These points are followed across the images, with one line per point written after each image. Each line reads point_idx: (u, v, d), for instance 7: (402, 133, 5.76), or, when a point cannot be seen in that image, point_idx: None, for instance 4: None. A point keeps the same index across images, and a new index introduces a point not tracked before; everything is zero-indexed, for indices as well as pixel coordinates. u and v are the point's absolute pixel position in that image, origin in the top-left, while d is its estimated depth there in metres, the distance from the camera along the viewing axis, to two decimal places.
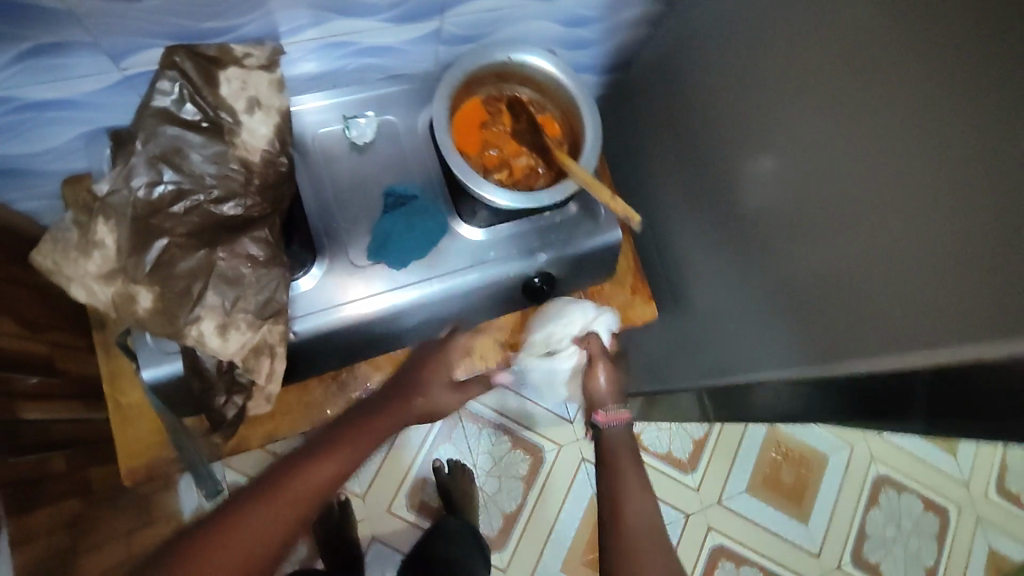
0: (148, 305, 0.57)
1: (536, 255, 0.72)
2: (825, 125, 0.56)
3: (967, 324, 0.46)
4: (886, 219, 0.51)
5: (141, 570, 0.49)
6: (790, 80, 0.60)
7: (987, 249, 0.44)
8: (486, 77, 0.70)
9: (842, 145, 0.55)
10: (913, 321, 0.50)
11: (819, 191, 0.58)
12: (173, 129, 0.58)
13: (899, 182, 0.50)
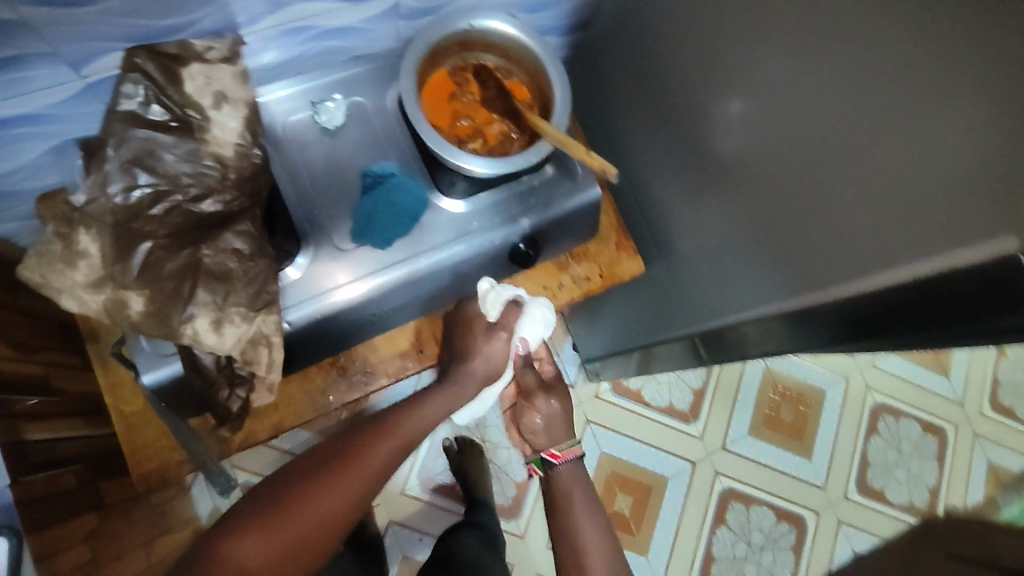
0: (140, 308, 0.57)
1: (519, 221, 0.73)
2: (790, 58, 0.57)
3: (949, 234, 0.47)
4: (860, 144, 0.52)
5: (325, 459, 0.58)
6: (751, 18, 0.60)
7: (961, 158, 0.45)
8: (450, 48, 0.70)
9: (808, 76, 0.55)
10: (897, 239, 0.51)
11: (790, 125, 0.59)
12: (143, 131, 0.59)
13: (869, 105, 0.50)
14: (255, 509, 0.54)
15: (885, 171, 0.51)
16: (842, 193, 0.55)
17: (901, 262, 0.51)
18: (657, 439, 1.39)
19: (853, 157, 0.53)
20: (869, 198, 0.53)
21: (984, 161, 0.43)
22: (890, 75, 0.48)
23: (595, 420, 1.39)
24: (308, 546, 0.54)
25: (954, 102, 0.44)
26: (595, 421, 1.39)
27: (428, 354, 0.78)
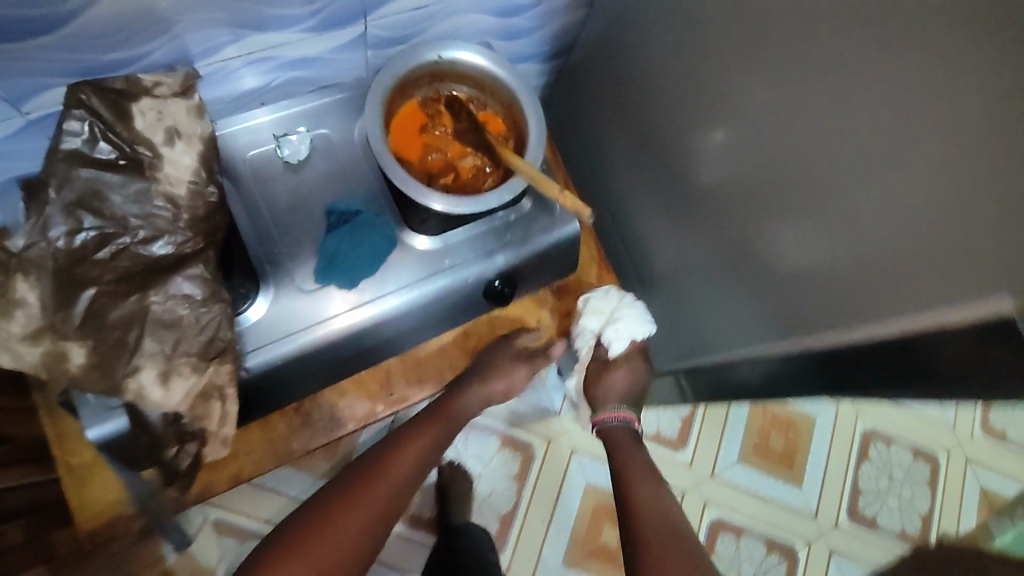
0: (82, 360, 0.54)
1: (494, 257, 0.70)
2: (770, 94, 0.54)
3: (938, 285, 0.44)
4: (843, 185, 0.50)
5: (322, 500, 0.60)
6: (730, 51, 0.58)
7: (944, 206, 0.42)
8: (420, 79, 0.67)
9: (789, 114, 0.53)
10: (886, 291, 0.48)
11: (774, 163, 0.56)
12: (88, 171, 0.55)
13: (850, 145, 0.48)
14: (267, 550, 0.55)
15: (869, 215, 0.48)
16: (826, 236, 0.52)
17: (898, 312, 0.48)
18: None
19: (838, 199, 0.50)
20: (856, 241, 0.50)
21: (966, 211, 0.41)
22: (869, 115, 0.46)
23: (582, 449, 1.32)
24: (338, 559, 0.55)
25: (934, 147, 0.42)
26: (582, 450, 1.32)
27: (398, 396, 0.76)
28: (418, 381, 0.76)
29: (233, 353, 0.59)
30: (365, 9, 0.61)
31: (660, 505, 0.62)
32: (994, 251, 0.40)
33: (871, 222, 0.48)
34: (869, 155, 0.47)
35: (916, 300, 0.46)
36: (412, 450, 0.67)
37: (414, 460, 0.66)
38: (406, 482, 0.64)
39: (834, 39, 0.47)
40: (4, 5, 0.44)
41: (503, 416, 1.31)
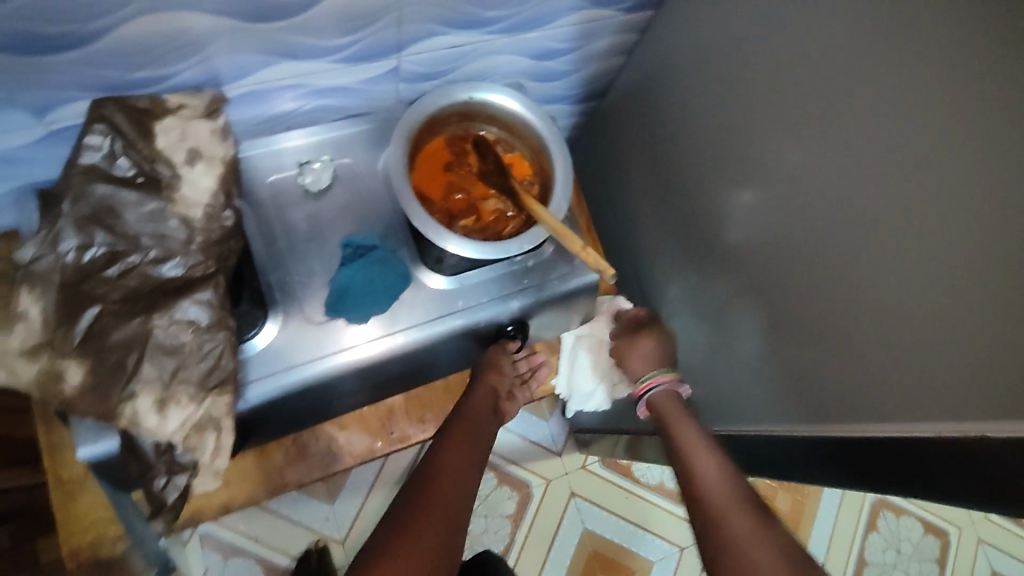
0: (77, 381, 0.52)
1: (509, 302, 0.67)
2: (807, 167, 0.53)
3: (973, 390, 0.41)
4: (876, 270, 0.47)
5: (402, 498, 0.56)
6: (768, 117, 0.56)
7: (991, 310, 0.39)
8: (449, 117, 0.66)
9: (825, 190, 0.51)
10: (913, 388, 0.45)
11: (805, 238, 0.54)
12: (105, 187, 0.54)
13: (890, 230, 0.46)
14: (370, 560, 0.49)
15: (904, 307, 0.45)
16: (856, 320, 0.50)
17: (924, 414, 0.45)
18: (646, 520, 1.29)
19: (870, 284, 0.48)
20: (885, 332, 0.47)
21: (1013, 318, 0.38)
22: (913, 202, 0.44)
23: (581, 493, 1.29)
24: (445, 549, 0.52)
25: (985, 245, 0.40)
26: (581, 494, 1.29)
27: (398, 435, 0.74)
28: (421, 421, 0.75)
29: (233, 384, 0.57)
30: (398, 44, 0.61)
31: (731, 489, 0.53)
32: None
33: (904, 314, 0.45)
34: (907, 244, 0.44)
35: (939, 402, 0.43)
36: (458, 454, 0.61)
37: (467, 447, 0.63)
38: (462, 480, 0.59)
39: (888, 124, 0.45)
40: (36, 21, 0.44)
41: (504, 452, 1.28)
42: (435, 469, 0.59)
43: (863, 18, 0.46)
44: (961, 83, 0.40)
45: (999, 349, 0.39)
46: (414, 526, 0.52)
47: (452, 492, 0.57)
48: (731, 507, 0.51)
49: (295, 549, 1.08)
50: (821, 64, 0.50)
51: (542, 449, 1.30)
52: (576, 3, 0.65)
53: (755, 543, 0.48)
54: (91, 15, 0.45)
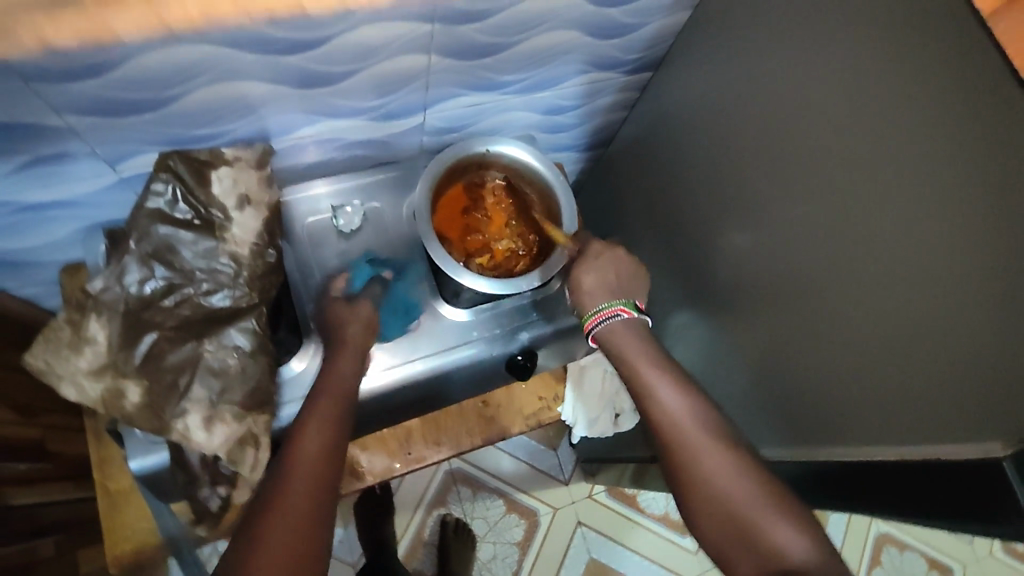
0: (137, 399, 0.59)
1: (519, 335, 0.75)
2: (785, 217, 0.59)
3: (932, 416, 0.46)
4: (848, 309, 0.53)
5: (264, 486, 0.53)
6: (752, 172, 0.63)
7: (946, 344, 0.45)
8: (468, 167, 0.74)
9: (803, 237, 0.57)
10: (886, 417, 0.51)
11: (788, 279, 0.60)
12: (166, 228, 0.61)
13: (858, 274, 0.52)
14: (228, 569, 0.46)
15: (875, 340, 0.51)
16: (831, 353, 0.55)
17: (893, 436, 0.50)
18: (650, 551, 1.32)
19: (843, 319, 0.54)
20: (862, 366, 0.52)
21: (963, 353, 0.44)
22: (878, 251, 0.49)
23: (587, 522, 1.32)
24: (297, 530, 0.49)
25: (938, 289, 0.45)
26: (587, 523, 1.32)
27: (415, 455, 0.79)
28: (436, 444, 0.80)
29: (270, 405, 0.65)
30: (425, 103, 0.69)
31: (687, 406, 0.58)
32: (986, 392, 0.42)
33: (871, 349, 0.51)
34: (875, 285, 0.50)
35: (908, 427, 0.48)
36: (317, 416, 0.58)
37: (330, 410, 0.58)
38: (328, 442, 0.56)
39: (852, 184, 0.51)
40: (123, 90, 0.52)
41: (513, 480, 1.33)
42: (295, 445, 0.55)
43: (828, 91, 0.52)
44: (907, 151, 0.46)
45: (951, 378, 0.45)
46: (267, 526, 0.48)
47: (316, 463, 0.54)
48: (710, 443, 0.55)
49: None
50: (795, 127, 0.56)
51: (549, 478, 1.34)
52: (581, 67, 0.73)
53: (733, 476, 0.53)
54: (167, 85, 0.53)
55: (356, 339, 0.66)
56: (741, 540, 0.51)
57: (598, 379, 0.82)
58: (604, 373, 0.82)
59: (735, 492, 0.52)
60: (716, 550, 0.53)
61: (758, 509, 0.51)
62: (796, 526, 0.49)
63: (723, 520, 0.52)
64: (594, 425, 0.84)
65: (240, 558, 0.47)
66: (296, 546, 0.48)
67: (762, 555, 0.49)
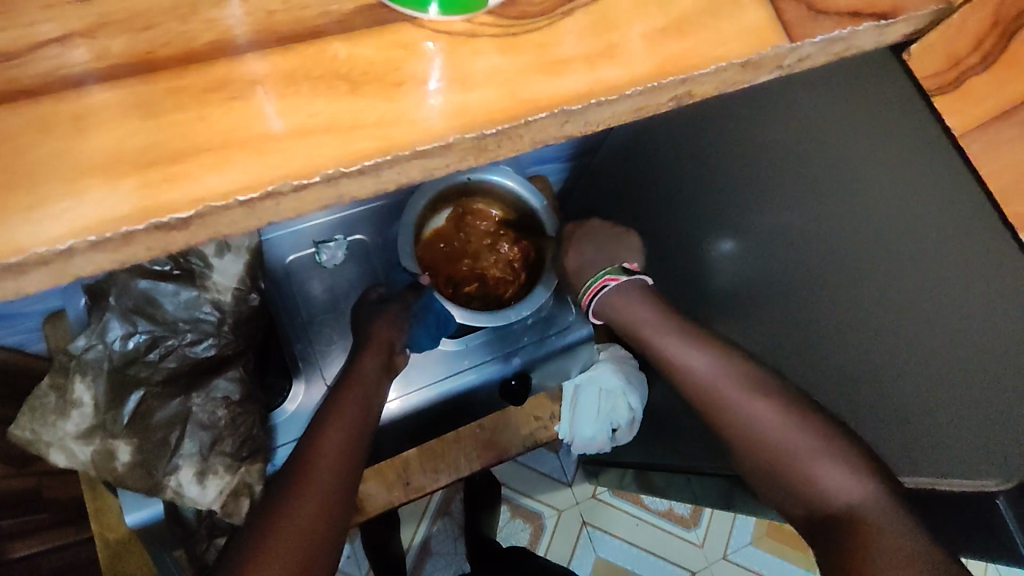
0: (127, 458, 0.58)
1: (513, 359, 0.76)
2: (758, 230, 0.56)
3: (897, 455, 0.46)
4: (816, 349, 0.51)
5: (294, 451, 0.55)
6: (725, 184, 0.61)
7: (914, 374, 0.42)
8: (448, 196, 0.72)
9: (772, 259, 0.54)
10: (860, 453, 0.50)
11: (761, 298, 0.58)
12: (145, 282, 0.59)
13: (817, 318, 0.50)
14: (255, 532, 0.49)
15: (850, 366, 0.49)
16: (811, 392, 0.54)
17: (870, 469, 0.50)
18: (656, 546, 1.33)
19: (815, 341, 0.51)
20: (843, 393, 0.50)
21: (939, 384, 0.41)
22: (839, 281, 0.47)
23: (592, 521, 1.33)
24: (329, 504, 0.51)
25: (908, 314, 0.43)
26: (593, 522, 1.33)
27: (416, 485, 0.79)
28: (434, 472, 0.80)
29: (261, 453, 0.65)
30: None
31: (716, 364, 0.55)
32: (940, 447, 0.42)
33: (839, 389, 0.50)
34: (831, 327, 0.49)
35: None
36: (340, 418, 0.56)
37: (368, 385, 0.60)
38: (349, 446, 0.55)
39: (810, 228, 0.49)
40: None
41: (517, 484, 1.33)
42: (313, 446, 0.53)
43: (787, 115, 0.50)
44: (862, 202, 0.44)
45: (929, 410, 0.42)
46: (298, 495, 0.50)
47: (337, 457, 0.53)
48: (746, 397, 0.53)
49: None
50: (758, 161, 0.54)
51: (554, 480, 1.35)
52: None
53: (764, 419, 0.52)
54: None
55: (390, 339, 0.64)
56: (790, 484, 0.50)
57: (601, 396, 0.82)
58: (606, 389, 0.82)
59: (778, 442, 0.51)
60: (769, 492, 0.52)
61: (801, 456, 0.50)
62: (833, 461, 0.48)
63: (764, 464, 0.52)
64: (592, 437, 0.83)
65: (270, 519, 0.49)
66: (315, 527, 0.49)
67: (811, 493, 0.49)
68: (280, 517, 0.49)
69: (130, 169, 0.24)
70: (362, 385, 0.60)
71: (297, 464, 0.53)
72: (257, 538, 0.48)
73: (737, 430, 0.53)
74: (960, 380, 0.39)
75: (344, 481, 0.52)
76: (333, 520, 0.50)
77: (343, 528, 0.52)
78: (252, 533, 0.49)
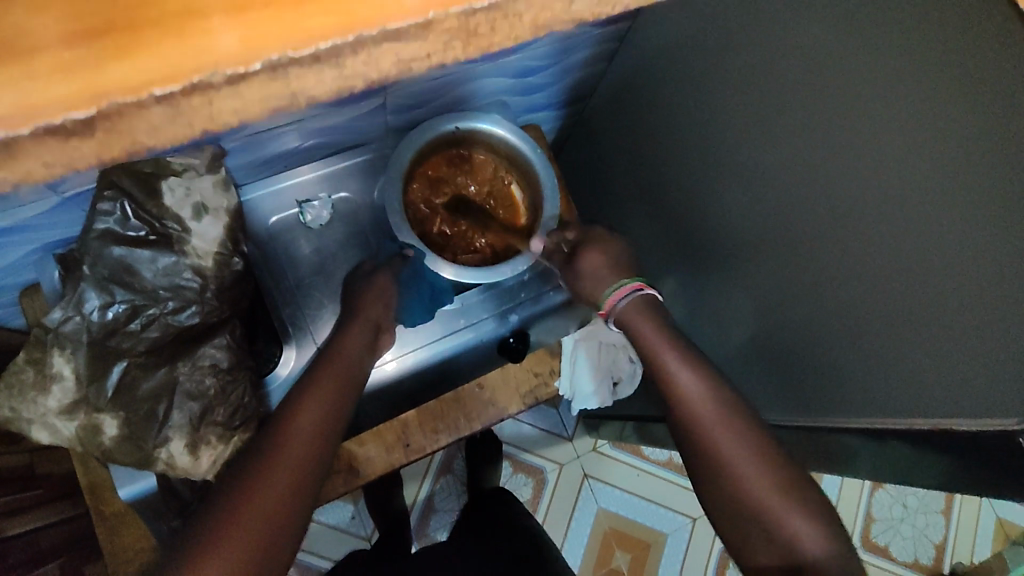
0: (114, 432, 0.56)
1: (509, 317, 0.76)
2: (771, 164, 0.52)
3: (896, 400, 0.45)
4: (833, 292, 0.49)
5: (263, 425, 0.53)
6: (735, 116, 0.56)
7: (942, 309, 0.39)
8: (437, 146, 0.68)
9: (791, 191, 0.51)
10: (871, 396, 0.49)
11: (776, 236, 0.54)
12: (120, 249, 0.57)
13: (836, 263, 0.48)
14: (218, 506, 0.47)
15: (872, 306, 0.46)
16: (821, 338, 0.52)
17: (858, 413, 0.50)
18: (657, 494, 1.34)
19: (833, 282, 0.49)
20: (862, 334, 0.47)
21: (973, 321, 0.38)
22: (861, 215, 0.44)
23: (593, 473, 1.33)
24: (297, 480, 0.49)
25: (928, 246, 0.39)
26: (594, 474, 1.33)
27: (415, 446, 0.77)
28: (434, 432, 0.78)
29: (255, 420, 0.63)
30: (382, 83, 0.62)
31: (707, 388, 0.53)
32: (942, 392, 0.41)
33: (846, 334, 0.49)
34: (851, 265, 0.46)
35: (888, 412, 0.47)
36: (317, 398, 0.53)
37: (352, 358, 0.58)
38: (325, 421, 0.53)
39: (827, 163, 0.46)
40: None
41: (518, 441, 1.33)
42: (287, 420, 0.52)
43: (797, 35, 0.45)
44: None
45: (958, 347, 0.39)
46: (264, 470, 0.48)
47: (310, 432, 0.51)
48: (724, 428, 0.51)
49: (327, 551, 1.18)
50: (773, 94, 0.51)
51: (554, 435, 1.35)
52: None
53: (751, 467, 0.49)
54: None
55: (378, 319, 0.62)
56: (756, 530, 0.48)
57: (602, 349, 0.82)
58: (606, 342, 0.81)
59: (750, 484, 0.48)
60: (735, 538, 0.50)
61: (771, 502, 0.47)
62: (810, 519, 0.46)
63: (737, 511, 0.49)
64: (596, 389, 0.82)
65: (233, 494, 0.47)
66: (279, 505, 0.48)
67: (779, 548, 0.47)
68: (244, 497, 0.47)
69: (15, 56, 0.16)
70: (343, 362, 0.57)
71: (270, 434, 0.51)
72: (218, 516, 0.46)
73: (719, 471, 0.50)
74: (986, 318, 0.37)
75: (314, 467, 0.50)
76: (298, 507, 0.49)
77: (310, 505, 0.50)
78: (214, 509, 0.47)
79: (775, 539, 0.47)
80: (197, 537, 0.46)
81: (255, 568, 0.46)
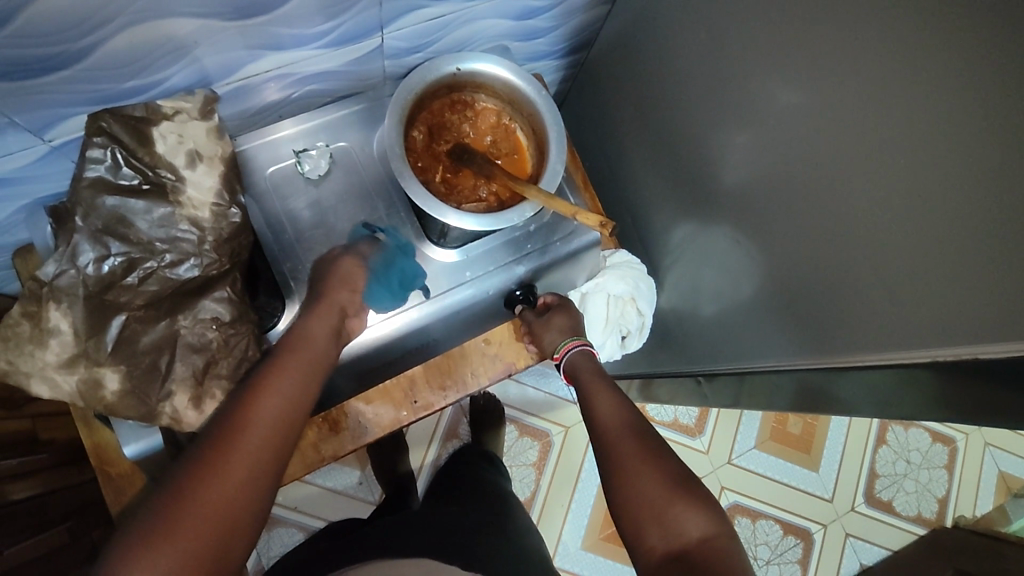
0: (116, 387, 0.57)
1: (514, 268, 0.71)
2: (791, 92, 0.51)
3: (927, 327, 0.44)
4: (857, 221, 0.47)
5: (223, 411, 0.51)
6: (749, 46, 0.54)
7: (982, 218, 0.39)
8: (438, 90, 0.66)
9: (813, 117, 0.49)
10: (886, 329, 0.48)
11: (794, 168, 0.53)
12: (113, 198, 0.55)
13: (857, 191, 0.47)
14: (172, 489, 0.45)
15: (891, 231, 0.45)
16: (841, 273, 0.51)
17: (886, 349, 0.49)
18: None
19: (860, 207, 0.47)
20: (889, 258, 0.46)
21: (1010, 229, 0.37)
22: (894, 129, 0.43)
23: None
24: (257, 469, 0.48)
25: (972, 153, 0.38)
26: None
27: (422, 403, 0.76)
28: (442, 389, 0.77)
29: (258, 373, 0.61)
30: (381, 22, 0.60)
31: (622, 419, 0.59)
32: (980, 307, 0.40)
33: (871, 268, 0.48)
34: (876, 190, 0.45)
35: (918, 339, 0.46)
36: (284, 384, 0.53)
37: (321, 346, 0.57)
38: (291, 413, 0.52)
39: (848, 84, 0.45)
40: (8, 47, 0.43)
41: (523, 404, 1.32)
42: (252, 407, 0.50)
43: None
44: (907, 50, 0.40)
45: (996, 257, 0.38)
46: (225, 457, 0.47)
47: (273, 423, 0.50)
48: (633, 435, 0.56)
49: (336, 516, 1.18)
50: (789, 18, 0.49)
51: (560, 399, 1.34)
52: None
53: (655, 464, 0.53)
54: (128, 76, 0.51)
55: (343, 304, 0.61)
56: (651, 512, 0.51)
57: (612, 304, 0.82)
58: (614, 296, 0.81)
59: (652, 475, 0.52)
60: (626, 522, 0.52)
61: (670, 490, 0.51)
62: (704, 511, 0.50)
63: (639, 500, 0.51)
64: (603, 340, 0.82)
65: (190, 476, 0.46)
66: (238, 493, 0.46)
67: (672, 530, 0.49)
68: (203, 477, 0.46)
69: None
70: (311, 349, 0.56)
71: (230, 421, 0.49)
72: (173, 496, 0.45)
73: (626, 464, 0.54)
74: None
75: (277, 449, 0.50)
76: (259, 490, 0.47)
77: (271, 494, 0.49)
78: (168, 487, 0.46)
79: (666, 520, 0.50)
80: (150, 516, 0.44)
81: (213, 554, 0.44)
